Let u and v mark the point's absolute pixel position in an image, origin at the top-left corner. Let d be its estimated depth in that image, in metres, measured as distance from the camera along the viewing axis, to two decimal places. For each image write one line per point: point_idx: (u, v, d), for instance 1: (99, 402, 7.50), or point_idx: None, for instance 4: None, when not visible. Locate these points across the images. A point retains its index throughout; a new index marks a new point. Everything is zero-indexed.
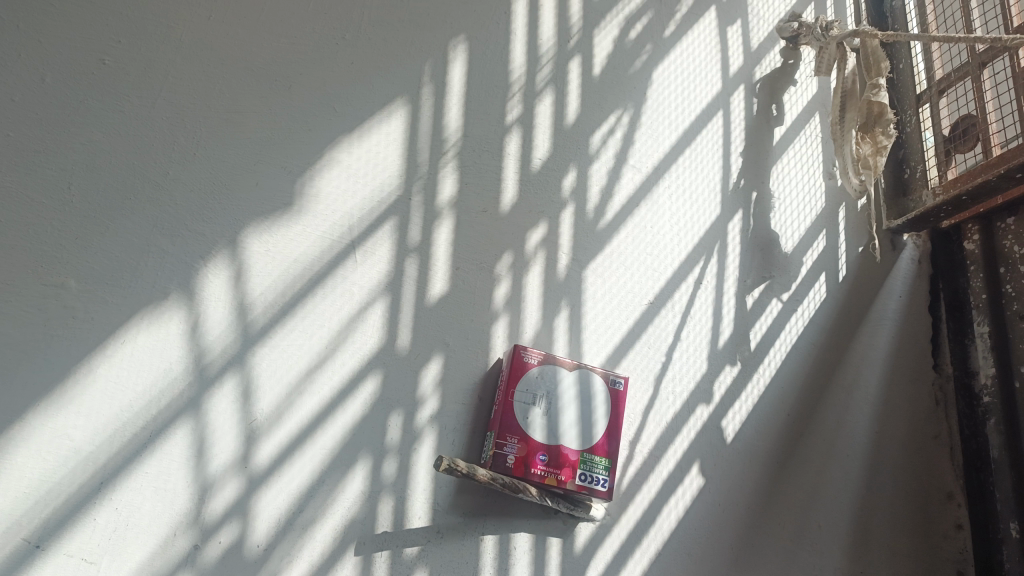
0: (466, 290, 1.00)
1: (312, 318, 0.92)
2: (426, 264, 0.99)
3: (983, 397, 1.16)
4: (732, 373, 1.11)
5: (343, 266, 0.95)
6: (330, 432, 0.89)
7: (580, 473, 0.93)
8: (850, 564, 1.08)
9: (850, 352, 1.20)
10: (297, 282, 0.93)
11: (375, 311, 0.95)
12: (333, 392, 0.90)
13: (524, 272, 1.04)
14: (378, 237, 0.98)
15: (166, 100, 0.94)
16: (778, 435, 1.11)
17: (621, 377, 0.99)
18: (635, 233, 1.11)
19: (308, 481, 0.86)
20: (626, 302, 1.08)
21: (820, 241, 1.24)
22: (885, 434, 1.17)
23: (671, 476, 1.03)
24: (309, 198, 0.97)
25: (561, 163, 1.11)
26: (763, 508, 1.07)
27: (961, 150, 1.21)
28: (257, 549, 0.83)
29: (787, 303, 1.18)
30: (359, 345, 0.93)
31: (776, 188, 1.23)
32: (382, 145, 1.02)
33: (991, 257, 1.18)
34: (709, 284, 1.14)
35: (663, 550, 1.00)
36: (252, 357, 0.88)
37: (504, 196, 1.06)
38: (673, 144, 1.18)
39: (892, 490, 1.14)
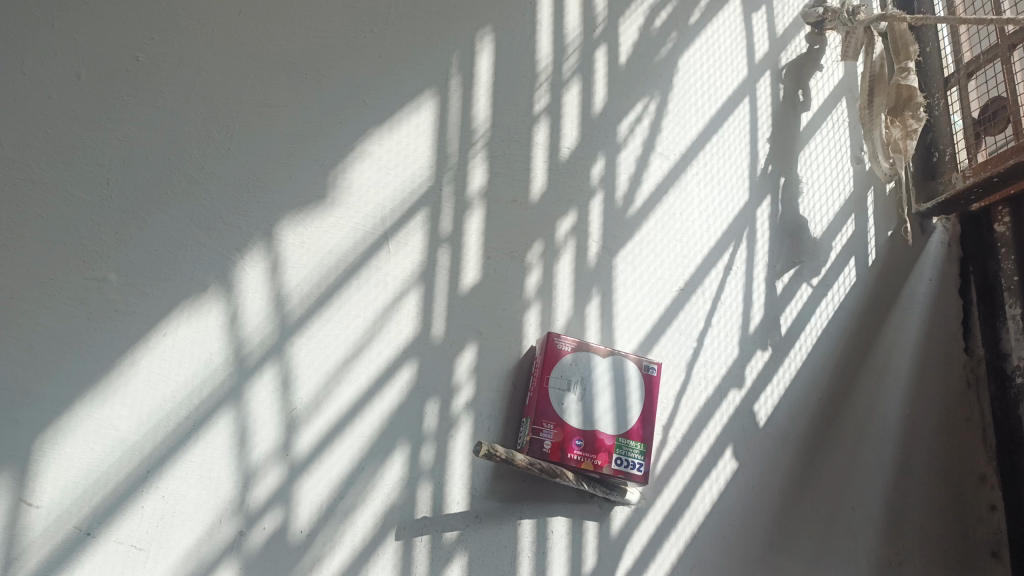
0: (497, 279, 1.01)
1: (348, 308, 0.93)
2: (458, 253, 1.00)
3: (1017, 378, 1.15)
4: (764, 358, 1.12)
5: (377, 257, 0.96)
6: (368, 420, 0.90)
7: (616, 458, 0.94)
8: (884, 547, 1.08)
9: (881, 336, 1.19)
10: (332, 273, 0.94)
11: (409, 301, 0.96)
12: (369, 380, 0.92)
13: (555, 260, 1.05)
14: (410, 228, 0.99)
15: (199, 95, 0.95)
16: (810, 419, 1.11)
17: (654, 363, 1.00)
18: (664, 220, 1.12)
19: (347, 469, 0.88)
20: (656, 289, 1.08)
21: (849, 226, 1.23)
22: (917, 418, 1.17)
23: (705, 461, 1.04)
24: (343, 189, 0.98)
25: (589, 151, 1.11)
26: (797, 491, 1.07)
27: (991, 132, 1.20)
28: (300, 535, 0.84)
29: (817, 288, 1.18)
30: (394, 334, 0.94)
31: (804, 173, 1.23)
32: (413, 136, 1.03)
33: (1021, 240, 1.17)
34: (738, 270, 1.14)
35: (698, 534, 1.00)
36: (290, 348, 0.90)
37: (534, 185, 1.07)
38: (700, 131, 1.18)
39: (925, 473, 1.14)
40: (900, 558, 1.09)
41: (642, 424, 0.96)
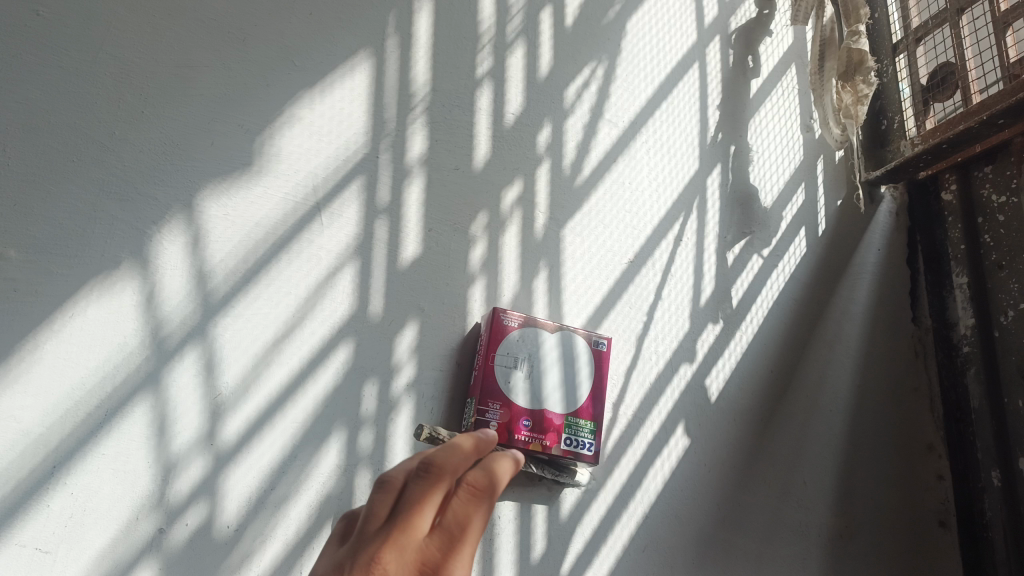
0: (440, 252, 0.96)
1: (278, 284, 0.87)
2: (397, 225, 0.94)
3: (963, 346, 1.16)
4: (715, 331, 1.09)
5: (309, 229, 0.90)
6: (301, 404, 0.84)
7: (566, 437, 0.90)
8: (836, 519, 1.08)
9: (830, 307, 1.18)
10: (260, 247, 0.87)
11: (345, 276, 0.90)
12: (302, 362, 0.86)
13: (500, 232, 0.99)
14: (344, 198, 0.93)
15: (109, 54, 0.86)
16: (762, 392, 1.09)
17: (605, 338, 0.96)
18: (613, 189, 1.07)
19: (279, 457, 0.82)
20: (606, 262, 1.04)
21: (799, 195, 1.21)
22: (867, 388, 1.16)
23: (656, 438, 1.01)
24: (270, 156, 0.91)
25: (535, 117, 1.06)
26: (749, 466, 1.05)
27: (940, 98, 1.18)
28: (227, 530, 0.78)
29: (767, 259, 1.15)
30: (329, 312, 0.88)
31: (754, 141, 1.20)
32: (347, 100, 0.96)
33: (969, 207, 1.18)
34: (689, 241, 1.11)
35: (650, 513, 0.97)
36: (214, 328, 0.83)
37: (478, 152, 1.01)
38: (649, 97, 1.14)
39: (874, 444, 1.14)
40: (851, 530, 1.08)
41: (593, 402, 0.93)
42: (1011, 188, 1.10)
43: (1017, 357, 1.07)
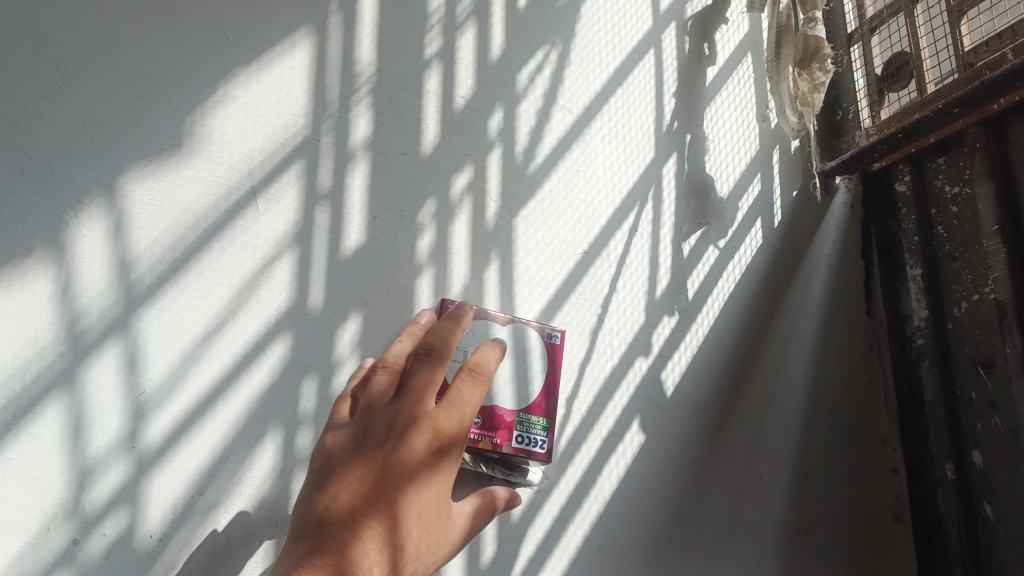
0: (385, 241, 0.91)
1: (208, 275, 0.81)
2: (339, 212, 0.89)
3: (917, 339, 1.16)
4: (671, 324, 1.06)
5: (243, 216, 0.84)
6: (234, 403, 0.79)
7: (517, 435, 0.86)
8: (792, 515, 1.06)
9: (787, 299, 1.16)
10: (190, 235, 0.81)
11: (283, 266, 0.85)
12: (235, 358, 0.80)
13: (449, 220, 0.95)
14: (282, 183, 0.87)
15: (22, 24, 0.79)
16: (718, 387, 1.07)
17: (558, 331, 0.92)
18: (567, 177, 1.04)
19: (209, 460, 0.76)
20: (559, 253, 1.00)
21: (756, 185, 1.19)
22: (822, 381, 1.15)
23: (611, 435, 0.97)
24: (201, 137, 0.85)
25: (486, 101, 1.01)
26: (706, 462, 1.02)
27: (894, 89, 1.17)
28: (150, 539, 0.72)
29: (724, 250, 1.13)
30: (265, 305, 0.83)
31: (710, 130, 1.17)
32: (286, 80, 0.90)
33: (922, 198, 1.17)
34: (644, 231, 1.07)
35: (605, 512, 0.94)
36: (137, 322, 0.77)
37: (426, 137, 0.96)
38: (604, 83, 1.10)
39: (829, 438, 1.13)
40: (807, 526, 1.07)
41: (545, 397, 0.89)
42: (964, 178, 1.09)
43: (970, 349, 1.07)
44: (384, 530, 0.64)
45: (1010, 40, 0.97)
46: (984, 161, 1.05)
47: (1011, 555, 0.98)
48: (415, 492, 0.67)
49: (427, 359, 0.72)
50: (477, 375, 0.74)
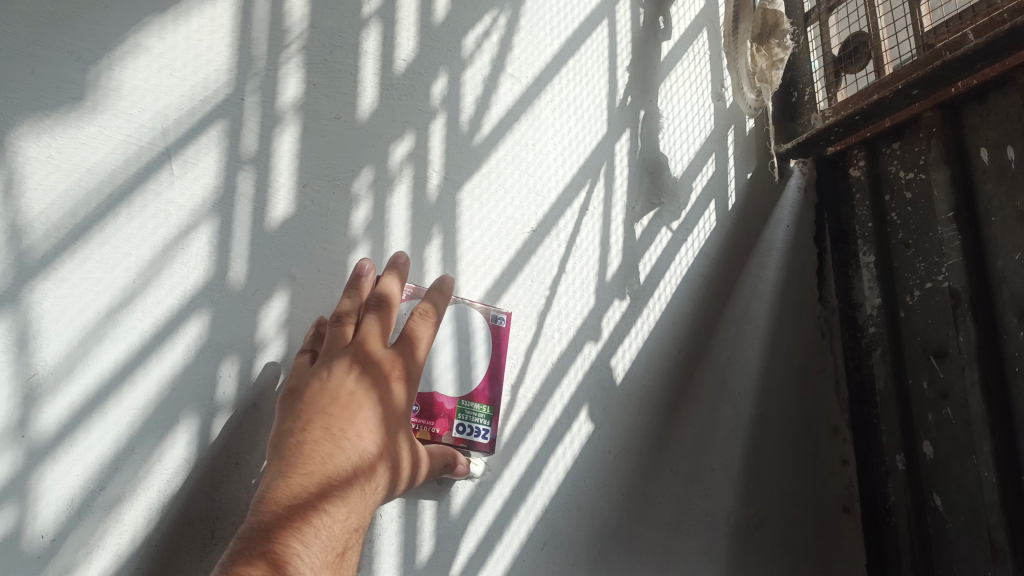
0: (316, 212, 0.83)
1: (114, 244, 0.72)
2: (265, 179, 0.81)
3: (868, 327, 1.13)
4: (622, 307, 1.00)
5: (156, 180, 0.75)
6: (142, 388, 0.70)
7: (458, 424, 0.80)
8: (743, 509, 1.02)
9: (739, 285, 1.12)
10: (93, 198, 0.72)
11: (200, 236, 0.76)
12: (143, 337, 0.71)
13: (387, 192, 0.88)
14: (201, 145, 0.78)
15: None
16: (669, 374, 1.02)
17: (503, 313, 0.86)
18: (515, 150, 0.97)
19: (112, 451, 0.68)
20: (506, 230, 0.94)
21: (710, 165, 1.14)
22: (774, 370, 1.11)
23: (558, 424, 0.92)
24: (108, 91, 0.75)
25: (429, 66, 0.94)
26: (656, 453, 0.98)
27: (851, 70, 1.15)
28: (40, 541, 0.63)
29: (677, 232, 1.08)
30: (179, 279, 0.74)
31: (664, 107, 1.12)
32: (206, 31, 0.81)
33: (876, 183, 1.15)
34: (595, 210, 1.02)
35: (550, 506, 0.89)
36: (31, 294, 0.68)
37: (363, 101, 0.88)
38: (555, 53, 1.04)
39: (780, 428, 1.10)
40: (758, 518, 1.04)
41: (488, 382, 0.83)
42: (919, 163, 1.07)
43: (922, 338, 1.05)
44: (360, 455, 0.67)
45: (972, 20, 0.95)
46: (940, 147, 1.02)
47: (960, 548, 0.97)
48: (381, 421, 0.70)
49: (382, 304, 0.75)
50: (428, 320, 0.77)
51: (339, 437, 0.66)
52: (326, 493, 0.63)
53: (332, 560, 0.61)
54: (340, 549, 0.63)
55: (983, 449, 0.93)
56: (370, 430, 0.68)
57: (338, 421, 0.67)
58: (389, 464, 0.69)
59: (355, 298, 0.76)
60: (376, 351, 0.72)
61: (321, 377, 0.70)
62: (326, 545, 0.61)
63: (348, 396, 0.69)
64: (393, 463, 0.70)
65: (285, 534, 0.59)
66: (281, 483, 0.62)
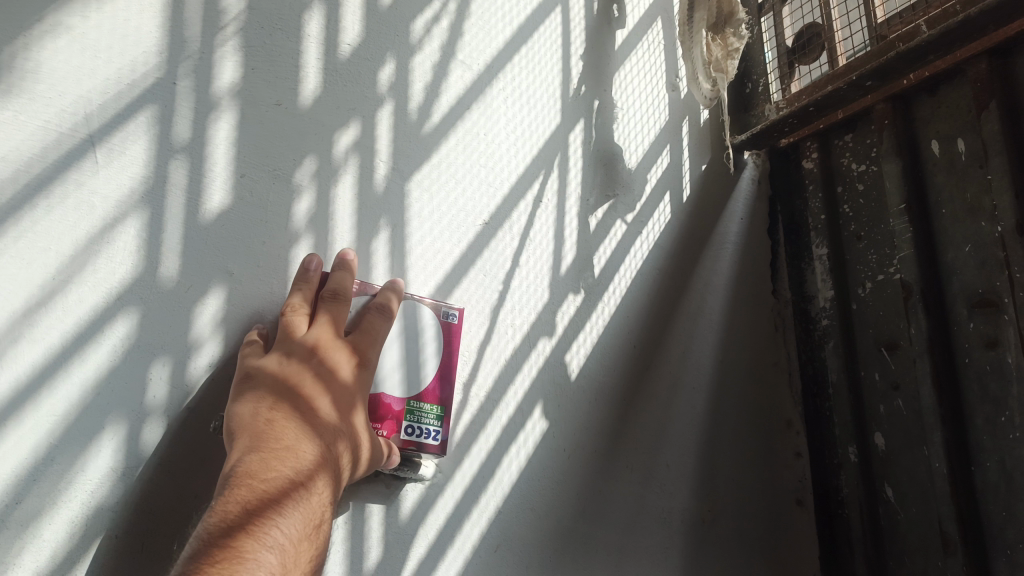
0: (255, 203, 0.79)
1: (32, 238, 0.67)
2: (199, 168, 0.76)
3: (821, 320, 1.13)
4: (576, 302, 0.98)
5: (78, 168, 0.70)
6: (64, 393, 0.65)
7: (406, 426, 0.76)
8: (698, 504, 1.01)
9: (694, 278, 1.11)
10: (6, 187, 0.66)
11: (128, 229, 0.71)
12: (64, 337, 0.66)
13: (331, 182, 0.83)
14: (129, 131, 0.73)
15: None
16: (624, 369, 1.00)
17: (455, 309, 0.83)
18: (466, 140, 0.94)
19: (29, 461, 0.63)
20: (457, 223, 0.91)
21: (665, 156, 1.12)
22: (728, 363, 1.10)
23: (511, 422, 0.89)
24: (25, 72, 0.69)
25: (376, 51, 0.89)
26: (611, 450, 0.96)
27: (805, 61, 1.14)
28: None
29: (632, 225, 1.06)
30: (105, 275, 0.69)
31: (619, 97, 1.09)
32: (134, 10, 0.76)
33: (829, 175, 1.14)
34: (549, 202, 0.99)
35: (504, 507, 0.86)
36: None
37: (305, 87, 0.84)
38: (507, 40, 1.00)
39: (735, 421, 1.09)
40: (714, 514, 1.03)
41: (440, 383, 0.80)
42: (871, 155, 1.06)
43: (874, 331, 1.05)
44: (329, 432, 0.66)
45: (924, 12, 0.94)
46: (892, 139, 1.02)
47: (912, 538, 0.97)
48: (346, 401, 0.69)
49: (337, 294, 0.74)
50: (385, 315, 0.76)
51: (303, 418, 0.65)
52: (299, 469, 0.61)
53: (307, 535, 0.60)
54: (316, 522, 0.62)
55: (935, 440, 0.93)
56: (333, 412, 0.67)
57: (300, 403, 0.65)
58: (353, 444, 0.68)
59: (306, 287, 0.74)
60: (335, 338, 0.71)
61: (281, 362, 0.67)
62: (302, 520, 0.60)
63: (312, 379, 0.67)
64: (357, 445, 0.68)
65: (262, 509, 0.58)
66: (253, 459, 0.60)
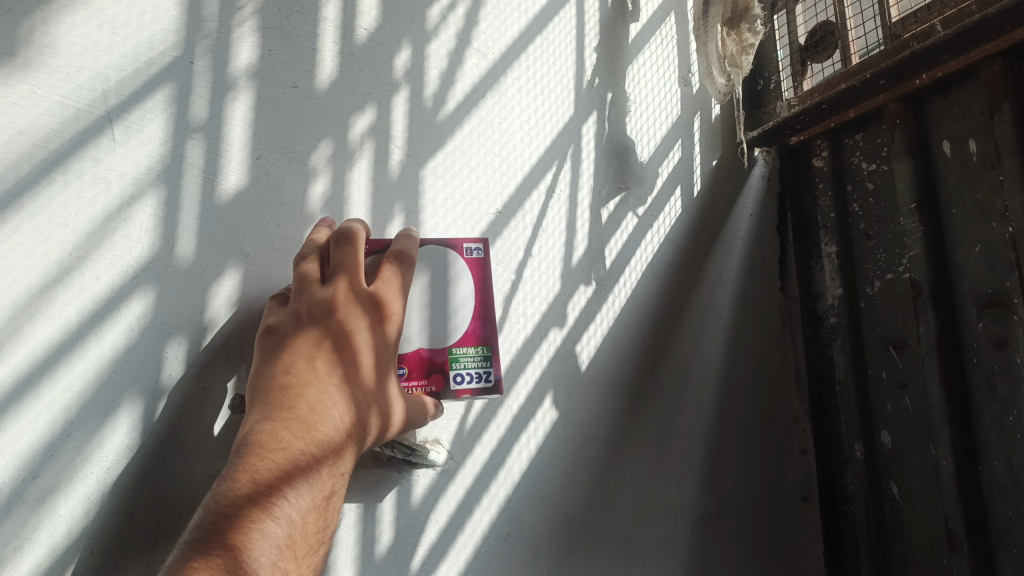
0: (271, 185, 0.78)
1: (47, 214, 0.66)
2: (215, 148, 0.75)
3: (829, 318, 1.13)
4: (587, 294, 0.98)
5: (95, 145, 0.69)
6: (79, 369, 0.65)
7: (455, 376, 0.79)
8: (705, 499, 1.01)
9: (704, 273, 1.11)
10: (22, 163, 0.65)
11: (144, 207, 0.71)
12: (81, 314, 0.66)
13: (347, 166, 0.83)
14: (146, 109, 0.72)
15: None
16: (634, 361, 1.00)
17: (478, 243, 0.84)
18: (481, 128, 0.94)
19: (44, 437, 0.63)
20: (470, 211, 0.91)
21: (676, 150, 1.12)
22: (736, 358, 1.10)
23: (522, 411, 0.89)
24: (42, 46, 0.68)
25: (392, 36, 0.89)
26: (619, 442, 0.96)
27: (817, 59, 1.14)
28: None
29: (643, 218, 1.05)
30: (121, 252, 0.69)
31: (632, 90, 1.09)
32: None
33: (839, 174, 1.14)
34: (562, 193, 0.99)
35: (513, 495, 0.86)
36: None
37: (321, 71, 0.83)
38: (523, 29, 1.00)
39: (742, 416, 1.09)
40: (720, 508, 1.03)
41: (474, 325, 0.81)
42: (881, 155, 1.06)
43: (882, 329, 1.05)
44: (349, 400, 0.64)
45: (939, 12, 0.95)
46: (903, 138, 1.01)
47: (917, 536, 0.97)
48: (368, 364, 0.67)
49: (349, 237, 0.72)
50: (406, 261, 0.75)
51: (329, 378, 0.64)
52: (312, 441, 0.60)
53: (318, 508, 0.60)
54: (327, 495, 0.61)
55: (941, 439, 0.93)
56: (362, 376, 0.66)
57: (320, 365, 0.64)
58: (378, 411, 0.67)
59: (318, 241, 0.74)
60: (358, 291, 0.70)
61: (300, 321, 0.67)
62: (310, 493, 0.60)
63: (332, 339, 0.66)
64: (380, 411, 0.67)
65: (267, 486, 0.57)
66: (265, 430, 0.60)
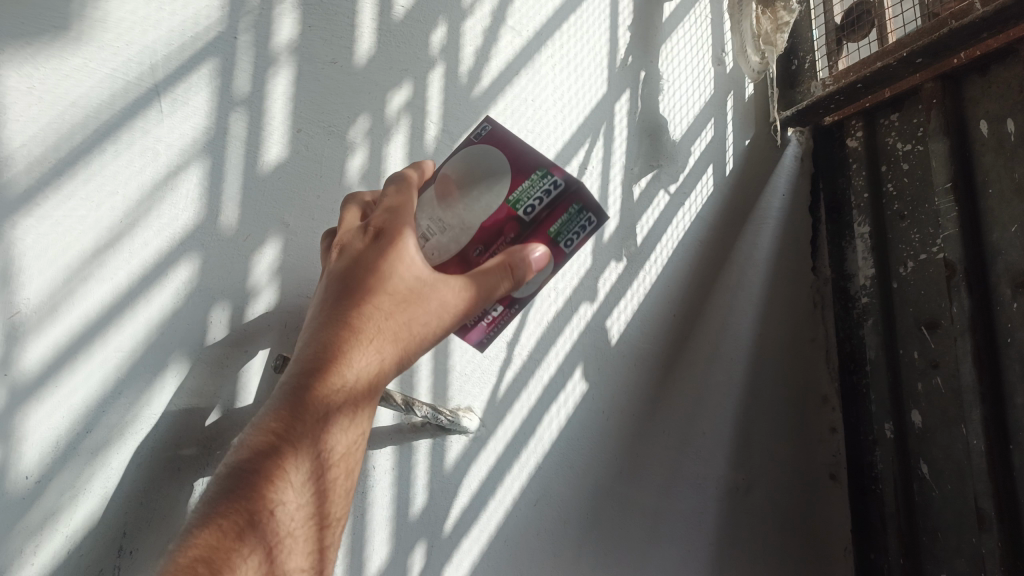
0: (310, 158, 0.81)
1: (99, 182, 0.69)
2: (258, 121, 0.78)
3: (861, 298, 1.13)
4: (618, 270, 0.99)
5: (144, 117, 0.72)
6: (129, 330, 0.69)
7: (528, 207, 0.65)
8: (732, 474, 1.03)
9: (735, 252, 1.11)
10: (74, 134, 0.68)
11: (191, 177, 0.74)
12: (131, 278, 0.69)
13: (383, 141, 0.86)
14: (191, 83, 0.74)
15: None
16: (663, 337, 1.01)
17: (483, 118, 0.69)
18: (514, 104, 0.95)
19: (96, 394, 0.67)
20: None
21: (709, 130, 1.12)
22: (766, 337, 1.11)
23: (552, 382, 0.91)
24: (93, 21, 0.69)
25: (428, 13, 0.90)
26: (647, 415, 0.98)
27: (853, 38, 1.14)
28: (25, 482, 0.63)
29: (675, 196, 1.06)
30: (168, 220, 0.72)
31: (665, 69, 1.08)
32: None
33: (873, 154, 1.14)
34: (595, 169, 0.99)
35: (543, 464, 0.89)
36: (12, 227, 0.64)
37: (359, 47, 0.85)
38: (558, 6, 0.99)
39: (771, 394, 1.10)
40: (746, 484, 1.05)
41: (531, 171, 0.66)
42: (917, 135, 1.06)
43: (914, 309, 1.05)
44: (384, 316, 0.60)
45: None
46: (939, 118, 1.00)
47: (946, 515, 0.98)
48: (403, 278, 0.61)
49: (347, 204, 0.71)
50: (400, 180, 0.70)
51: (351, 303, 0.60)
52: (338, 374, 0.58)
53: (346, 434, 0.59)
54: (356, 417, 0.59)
55: (973, 416, 0.93)
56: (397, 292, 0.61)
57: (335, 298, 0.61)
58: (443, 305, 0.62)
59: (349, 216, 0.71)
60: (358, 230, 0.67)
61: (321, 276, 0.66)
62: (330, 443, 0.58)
63: (367, 264, 0.62)
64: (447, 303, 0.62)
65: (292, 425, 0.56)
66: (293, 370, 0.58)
